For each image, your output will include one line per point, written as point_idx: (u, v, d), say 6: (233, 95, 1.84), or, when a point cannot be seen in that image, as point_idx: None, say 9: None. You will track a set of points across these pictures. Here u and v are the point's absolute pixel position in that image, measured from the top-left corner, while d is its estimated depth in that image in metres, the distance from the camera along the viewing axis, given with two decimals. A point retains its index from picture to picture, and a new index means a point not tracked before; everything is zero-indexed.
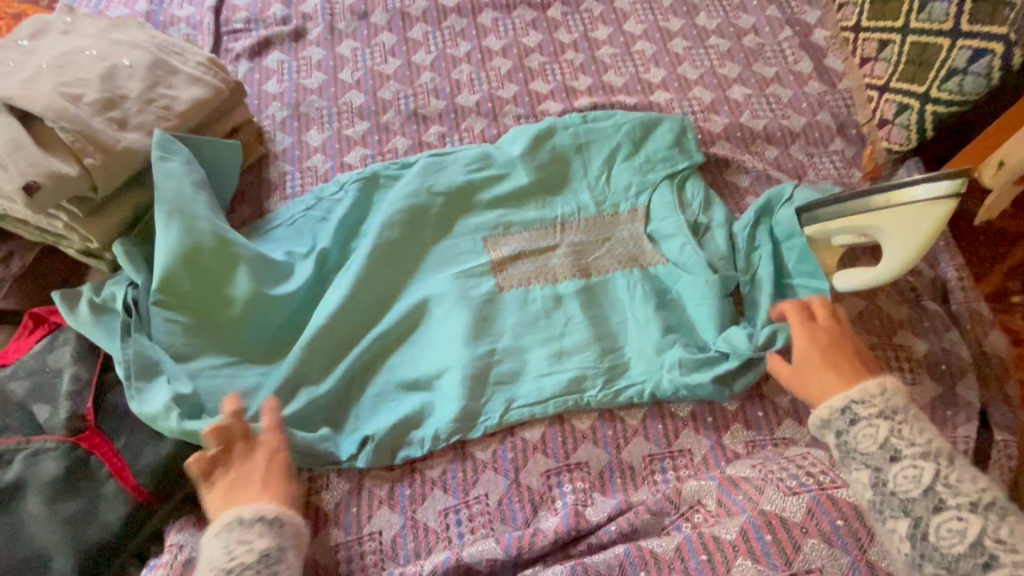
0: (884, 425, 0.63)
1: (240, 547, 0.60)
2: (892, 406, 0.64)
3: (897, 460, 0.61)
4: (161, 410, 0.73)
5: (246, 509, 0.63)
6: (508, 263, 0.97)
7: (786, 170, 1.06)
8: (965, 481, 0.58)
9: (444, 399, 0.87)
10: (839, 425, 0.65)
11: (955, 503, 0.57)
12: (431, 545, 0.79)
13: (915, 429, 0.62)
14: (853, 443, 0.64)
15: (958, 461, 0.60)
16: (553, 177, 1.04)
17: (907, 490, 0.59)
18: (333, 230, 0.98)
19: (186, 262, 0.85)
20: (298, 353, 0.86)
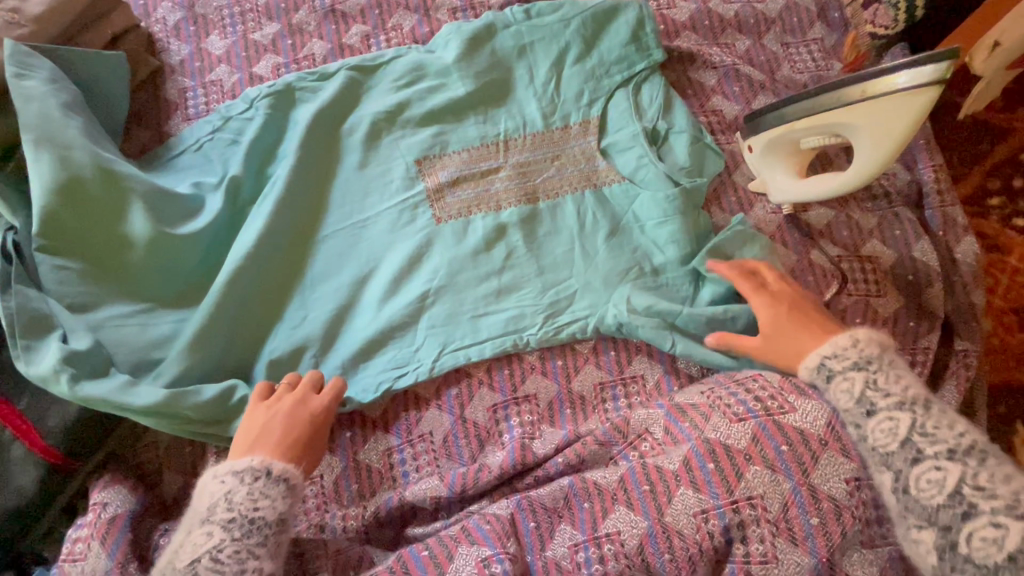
0: (860, 376, 0.59)
1: (264, 500, 0.59)
2: (867, 354, 0.60)
3: (873, 414, 0.57)
4: (51, 371, 0.66)
5: (274, 459, 0.62)
6: (447, 190, 0.87)
7: (758, 64, 0.93)
8: (943, 427, 0.55)
9: (374, 348, 0.80)
10: (819, 383, 0.63)
11: (933, 451, 0.54)
12: (375, 485, 0.76)
13: (889, 376, 0.59)
14: (834, 400, 0.61)
15: (937, 405, 0.57)
16: (494, 84, 0.92)
17: (885, 444, 0.56)
18: (244, 158, 0.86)
19: (67, 198, 0.74)
20: (212, 298, 0.78)
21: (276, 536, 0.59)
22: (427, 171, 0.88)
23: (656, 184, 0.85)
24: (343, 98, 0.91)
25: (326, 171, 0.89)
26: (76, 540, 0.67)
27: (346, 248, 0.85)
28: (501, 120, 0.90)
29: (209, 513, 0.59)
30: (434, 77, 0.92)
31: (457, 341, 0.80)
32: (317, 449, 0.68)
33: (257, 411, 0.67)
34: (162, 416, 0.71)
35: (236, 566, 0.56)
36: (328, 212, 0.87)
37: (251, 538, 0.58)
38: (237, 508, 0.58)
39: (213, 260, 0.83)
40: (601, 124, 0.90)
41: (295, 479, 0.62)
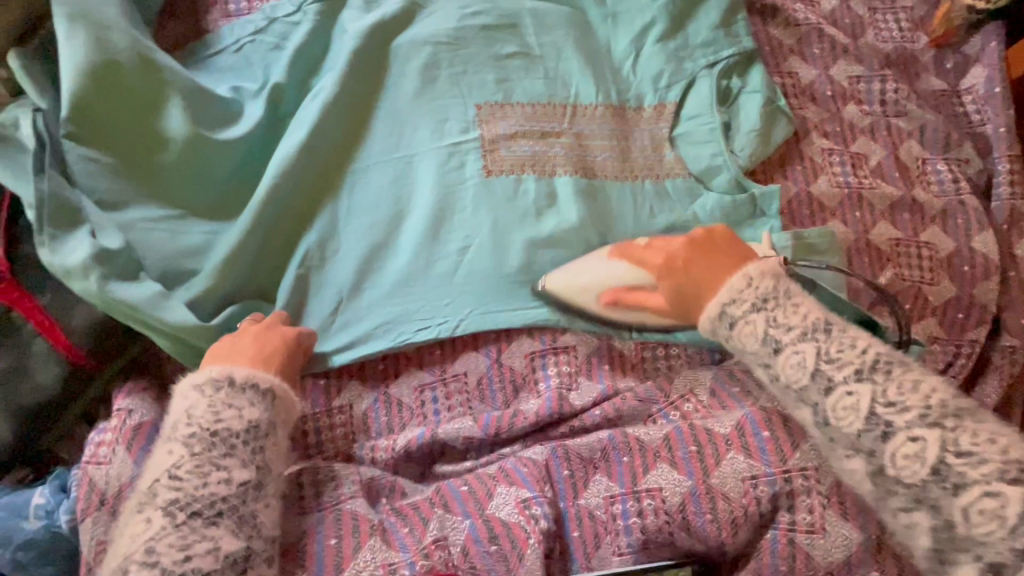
0: (761, 318, 0.60)
1: (227, 412, 0.58)
2: (762, 292, 0.62)
3: (780, 352, 0.59)
4: (79, 266, 0.62)
5: (234, 368, 0.61)
6: (502, 142, 0.81)
7: (842, 26, 0.88)
8: (846, 349, 0.57)
9: (401, 296, 0.76)
10: (724, 332, 0.63)
11: (843, 375, 0.56)
12: (405, 420, 0.74)
13: (788, 310, 0.60)
14: (742, 344, 0.61)
15: (835, 325, 0.60)
16: (561, 20, 0.86)
17: (797, 379, 0.58)
18: (289, 65, 0.80)
19: (99, 83, 0.68)
20: (246, 220, 0.74)
21: (248, 446, 0.58)
22: (484, 117, 0.82)
23: (710, 143, 0.81)
24: (403, 26, 0.85)
25: (371, 101, 0.82)
26: (100, 443, 0.64)
27: (385, 187, 0.80)
28: (566, 59, 0.85)
29: (177, 426, 0.58)
30: (505, 15, 0.85)
31: (489, 303, 0.76)
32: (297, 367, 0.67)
33: (229, 336, 0.66)
34: (186, 339, 0.67)
35: (197, 478, 0.55)
36: (369, 145, 0.81)
37: (215, 450, 0.57)
38: (199, 422, 0.58)
39: (248, 174, 0.77)
40: (670, 75, 0.84)
41: (266, 386, 0.61)
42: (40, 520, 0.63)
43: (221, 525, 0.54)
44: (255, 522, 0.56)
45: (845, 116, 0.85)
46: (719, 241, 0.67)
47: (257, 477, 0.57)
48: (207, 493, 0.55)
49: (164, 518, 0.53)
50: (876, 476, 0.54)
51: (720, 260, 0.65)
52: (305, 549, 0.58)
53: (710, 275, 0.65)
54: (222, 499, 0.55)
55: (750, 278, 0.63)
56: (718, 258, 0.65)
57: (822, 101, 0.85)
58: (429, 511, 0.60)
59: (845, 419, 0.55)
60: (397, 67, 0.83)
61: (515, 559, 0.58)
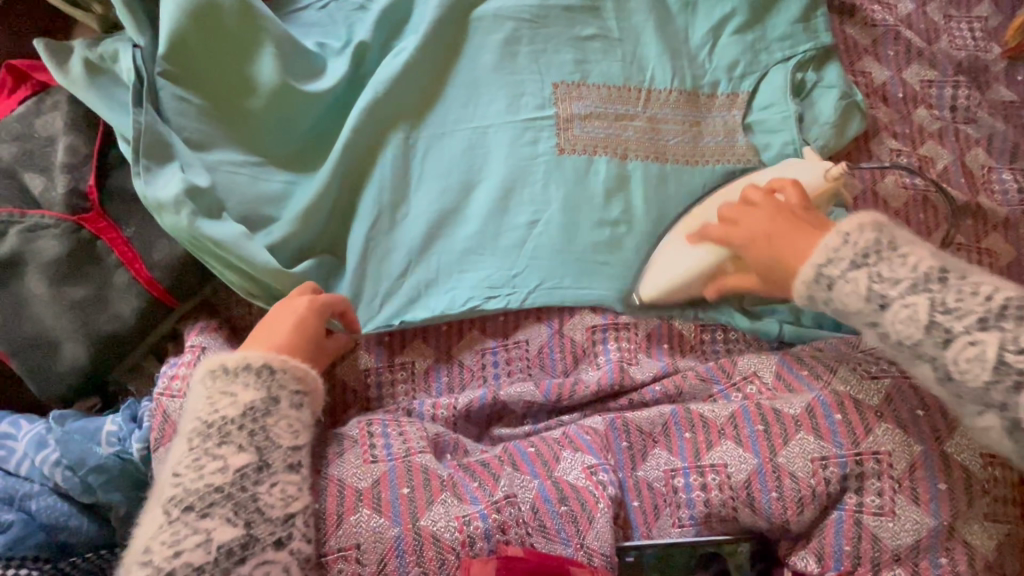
0: (863, 274, 0.53)
1: (222, 400, 0.54)
2: (863, 247, 0.54)
3: (886, 308, 0.53)
4: (171, 199, 0.63)
5: (227, 355, 0.56)
6: (577, 121, 0.82)
7: (918, 31, 0.89)
8: (966, 297, 0.51)
9: (469, 266, 0.76)
10: (819, 295, 0.56)
11: (964, 326, 0.50)
12: (465, 381, 0.76)
13: (891, 264, 0.53)
14: (842, 305, 0.55)
15: (953, 274, 0.53)
16: (643, 3, 0.87)
17: (909, 335, 0.52)
18: (374, 25, 0.81)
19: (198, 24, 0.69)
20: (325, 176, 0.74)
21: (244, 430, 0.53)
22: (561, 96, 0.83)
23: (781, 132, 0.83)
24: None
25: (449, 67, 0.83)
26: (173, 376, 0.65)
27: (458, 154, 0.80)
28: (645, 41, 0.85)
29: (182, 424, 0.55)
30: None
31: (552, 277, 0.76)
32: (306, 341, 0.61)
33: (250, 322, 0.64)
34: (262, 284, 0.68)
35: (195, 470, 0.51)
36: (444, 110, 0.81)
37: (211, 441, 0.52)
38: (198, 414, 0.53)
39: (328, 128, 0.78)
40: (746, 65, 0.85)
41: (260, 363, 0.55)
42: (112, 447, 0.64)
43: (216, 515, 0.50)
44: (256, 507, 0.51)
45: (915, 118, 0.86)
46: (808, 212, 0.61)
47: (258, 460, 0.52)
48: (201, 486, 0.50)
49: (163, 514, 0.50)
50: (1011, 429, 0.50)
51: (808, 230, 0.58)
52: (377, 496, 0.58)
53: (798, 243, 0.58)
54: (217, 490, 0.50)
55: (846, 235, 0.55)
56: (808, 227, 0.59)
57: (894, 102, 0.86)
58: (498, 467, 0.62)
59: (968, 371, 0.50)
60: (478, 40, 0.84)
61: (586, 521, 0.58)
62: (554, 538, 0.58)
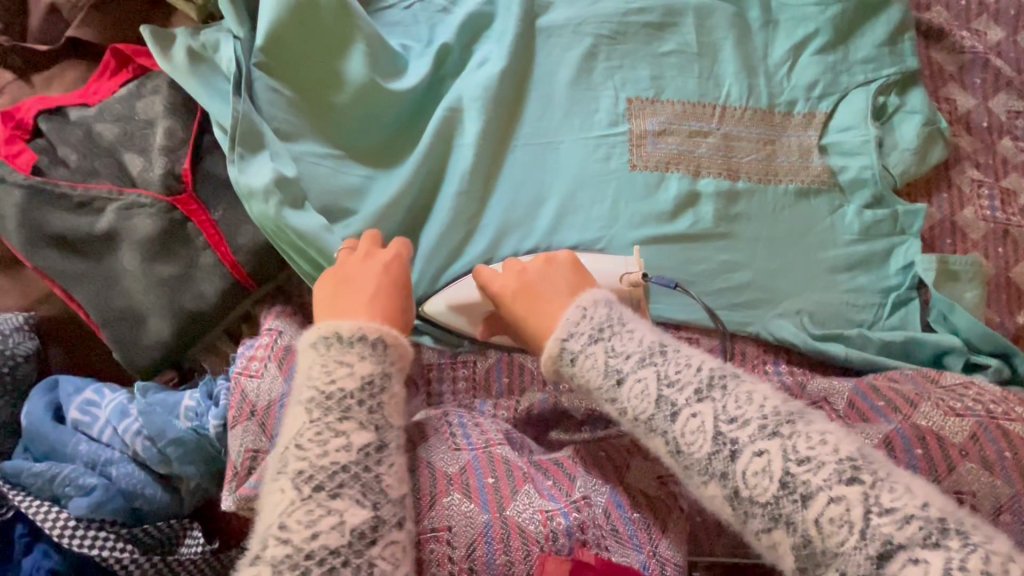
0: (599, 349, 0.52)
1: (338, 369, 0.49)
2: (597, 324, 0.53)
3: (623, 382, 0.50)
4: (261, 187, 0.65)
5: (335, 323, 0.52)
6: (650, 137, 0.82)
7: (1008, 59, 0.86)
8: (684, 368, 0.49)
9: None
10: (564, 368, 0.54)
11: (685, 399, 0.48)
12: (525, 384, 0.76)
13: (623, 338, 0.52)
14: (584, 379, 0.53)
15: (673, 346, 0.52)
16: (723, 17, 0.86)
17: (643, 410, 0.49)
18: (458, 28, 0.82)
19: (296, 19, 0.71)
20: (403, 178, 0.76)
21: (364, 405, 0.49)
22: (636, 111, 0.83)
23: (859, 155, 0.81)
24: (567, 7, 0.85)
25: (527, 75, 0.83)
26: (251, 357, 0.67)
27: (531, 168, 0.81)
28: (724, 56, 0.85)
29: (298, 391, 0.51)
30: (669, 10, 0.85)
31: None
32: (400, 306, 0.58)
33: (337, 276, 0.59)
34: None
35: (318, 446, 0.47)
36: (522, 123, 0.82)
37: (332, 413, 0.48)
38: (315, 386, 0.49)
39: (407, 127, 0.79)
40: (825, 86, 0.84)
41: (374, 335, 0.52)
42: (190, 421, 0.66)
43: (345, 496, 0.45)
44: (381, 487, 0.47)
45: (999, 149, 0.84)
46: (564, 274, 0.61)
47: (378, 439, 0.48)
48: (328, 463, 0.46)
49: (292, 491, 0.46)
50: (730, 500, 0.46)
51: (553, 296, 0.59)
52: (466, 480, 0.59)
53: (545, 308, 0.59)
54: (344, 468, 0.46)
55: (584, 308, 0.55)
56: (555, 291, 0.59)
57: (978, 132, 0.84)
58: (572, 467, 0.62)
59: (757, 486, 0.44)
60: (558, 50, 0.84)
61: (659, 530, 0.59)
62: (626, 543, 0.58)
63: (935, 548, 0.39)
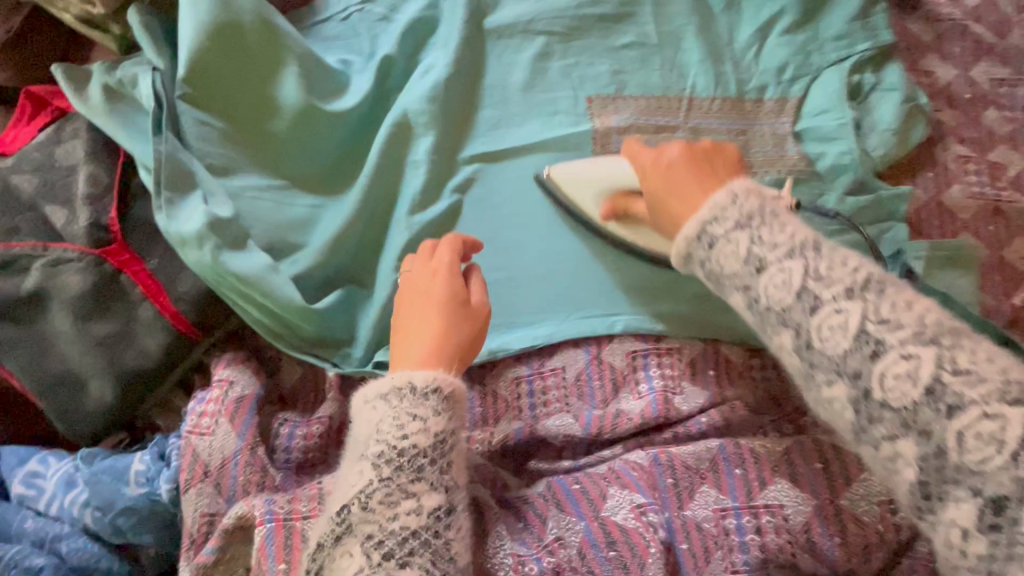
0: (744, 236, 0.48)
1: (411, 426, 0.51)
2: (748, 212, 0.49)
3: (761, 272, 0.46)
4: (194, 233, 0.61)
5: (411, 373, 0.53)
6: (615, 136, 0.77)
7: (989, 23, 0.81)
8: (839, 267, 0.44)
9: (503, 306, 0.74)
10: (699, 255, 0.51)
11: (829, 295, 0.43)
12: (500, 412, 0.72)
13: (773, 228, 0.47)
14: (718, 268, 0.49)
15: (828, 244, 0.46)
16: (683, 3, 0.80)
17: (779, 299, 0.45)
18: (399, 37, 0.76)
19: (218, 44, 0.66)
20: (352, 205, 0.71)
21: (435, 466, 0.51)
22: (597, 110, 0.77)
23: (837, 140, 0.76)
24: (516, 4, 0.79)
25: (478, 80, 0.78)
26: (202, 414, 0.63)
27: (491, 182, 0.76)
28: (686, 47, 0.79)
29: (363, 446, 0.52)
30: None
31: (582, 308, 0.75)
32: (460, 338, 0.57)
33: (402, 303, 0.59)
34: (282, 319, 0.66)
35: (388, 509, 0.49)
36: (476, 134, 0.77)
37: (404, 474, 0.50)
38: (386, 439, 0.51)
39: (353, 149, 0.74)
40: (796, 68, 0.79)
41: (449, 387, 0.53)
42: (141, 487, 0.62)
43: (414, 565, 0.47)
44: (449, 555, 0.49)
45: (984, 121, 0.79)
46: (715, 161, 0.56)
47: (447, 502, 0.50)
48: (398, 527, 0.48)
49: (362, 558, 0.47)
50: (857, 401, 0.42)
51: (710, 180, 0.54)
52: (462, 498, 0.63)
53: (689, 192, 0.54)
54: (413, 534, 0.48)
55: (735, 195, 0.50)
56: (702, 179, 0.54)
57: (961, 104, 0.79)
58: (544, 508, 0.60)
59: (896, 390, 0.40)
60: (509, 52, 0.79)
61: (636, 567, 0.55)
62: None
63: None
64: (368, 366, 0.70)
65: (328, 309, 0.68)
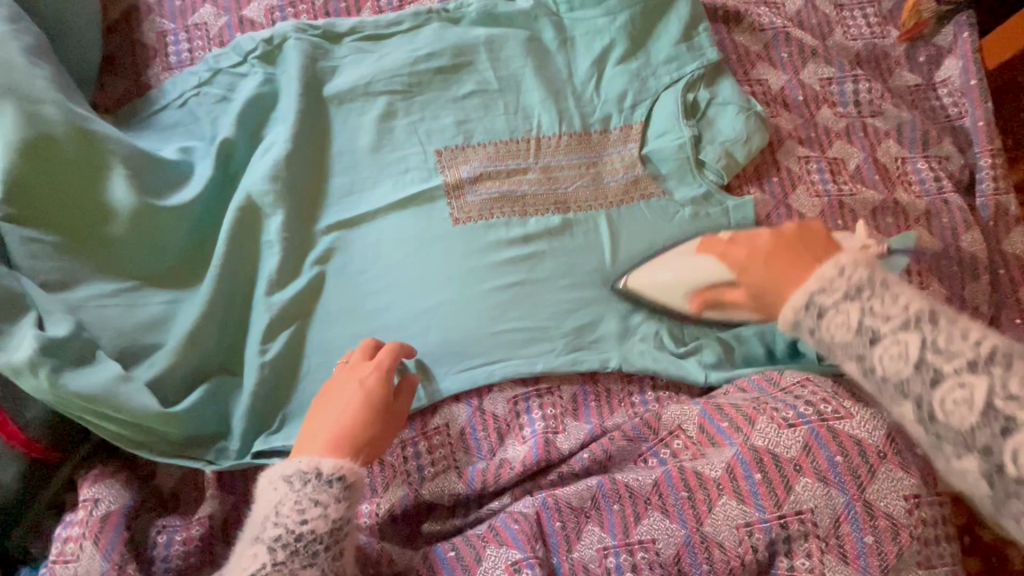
0: (855, 308, 0.50)
1: (313, 511, 0.53)
2: (856, 283, 0.51)
3: (877, 343, 0.49)
4: (26, 362, 0.58)
5: (322, 459, 0.55)
6: (468, 186, 0.78)
7: (809, 28, 0.86)
8: (958, 340, 0.46)
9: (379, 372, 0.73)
10: (808, 324, 0.53)
11: (952, 368, 0.46)
12: (388, 479, 0.70)
13: (886, 300, 0.50)
14: (828, 338, 0.51)
15: (944, 315, 0.48)
16: (518, 46, 0.82)
17: (896, 371, 0.48)
18: (237, 118, 0.76)
19: (33, 159, 0.64)
20: (206, 296, 0.70)
21: (329, 551, 0.54)
22: (447, 162, 0.78)
23: (680, 160, 0.79)
24: (354, 68, 0.80)
25: (326, 150, 0.78)
26: (65, 539, 0.61)
27: (350, 248, 0.76)
28: (526, 89, 0.81)
29: (261, 529, 0.53)
30: (460, 50, 0.81)
31: (461, 360, 0.74)
32: (371, 435, 0.60)
33: (337, 386, 0.63)
34: (143, 428, 0.65)
35: None
36: (330, 204, 0.77)
37: (300, 559, 0.52)
38: (284, 522, 0.53)
39: (203, 237, 0.74)
40: (634, 94, 0.81)
41: (352, 477, 0.56)
42: None
43: None
44: None
45: (819, 120, 0.82)
46: (808, 241, 0.57)
47: None
48: None
49: None
50: (923, 421, 0.47)
51: (807, 261, 0.55)
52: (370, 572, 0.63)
53: (792, 274, 0.55)
54: None
55: (842, 266, 0.52)
56: (801, 261, 0.55)
57: (795, 107, 0.83)
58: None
59: (892, 367, 0.48)
60: (354, 117, 0.79)
61: None
62: None
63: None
64: (246, 458, 0.69)
65: (192, 409, 0.67)
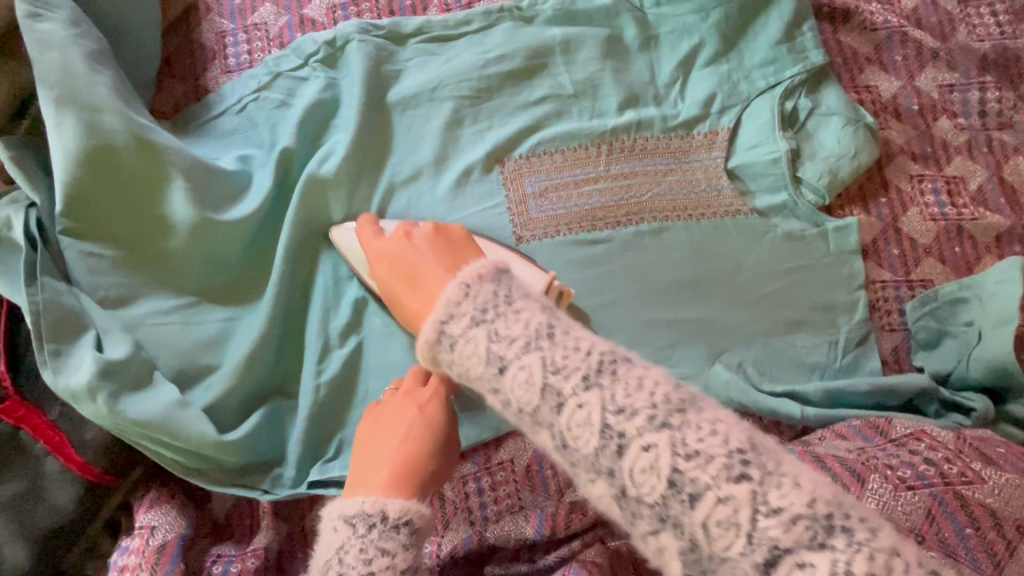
0: (483, 332, 0.39)
1: (381, 561, 0.45)
2: (481, 298, 0.41)
3: (505, 370, 0.38)
4: (85, 388, 0.55)
5: (387, 500, 0.48)
6: (533, 201, 0.71)
7: (927, 27, 0.76)
8: (573, 353, 0.36)
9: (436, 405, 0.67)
10: (443, 354, 0.41)
11: (570, 386, 0.35)
12: (449, 517, 0.66)
13: (502, 325, 0.39)
14: (462, 365, 0.40)
15: (564, 325, 0.39)
16: (598, 46, 0.75)
17: (529, 401, 0.37)
18: (298, 125, 0.72)
19: (93, 170, 0.61)
20: (264, 314, 0.67)
21: None
22: (510, 174, 0.72)
23: (773, 176, 0.71)
24: (420, 71, 0.75)
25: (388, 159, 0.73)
26: (123, 568, 0.59)
27: None
28: (604, 95, 0.74)
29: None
30: (534, 51, 0.75)
31: None
32: (431, 470, 0.53)
33: (386, 411, 0.56)
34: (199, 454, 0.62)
35: None
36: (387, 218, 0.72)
37: None
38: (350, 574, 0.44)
39: (261, 251, 0.70)
40: (723, 99, 0.74)
41: (418, 519, 0.48)
42: None
43: None
44: None
45: (936, 133, 0.73)
46: (449, 244, 0.55)
47: None
48: None
49: None
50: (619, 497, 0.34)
51: (440, 264, 0.51)
52: None
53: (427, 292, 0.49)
54: None
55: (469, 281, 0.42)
56: (444, 255, 0.52)
57: (908, 117, 0.73)
58: None
59: (583, 440, 0.35)
60: (418, 123, 0.74)
61: None
62: None
63: (823, 548, 0.29)
64: (303, 487, 0.65)
65: (248, 435, 0.64)
